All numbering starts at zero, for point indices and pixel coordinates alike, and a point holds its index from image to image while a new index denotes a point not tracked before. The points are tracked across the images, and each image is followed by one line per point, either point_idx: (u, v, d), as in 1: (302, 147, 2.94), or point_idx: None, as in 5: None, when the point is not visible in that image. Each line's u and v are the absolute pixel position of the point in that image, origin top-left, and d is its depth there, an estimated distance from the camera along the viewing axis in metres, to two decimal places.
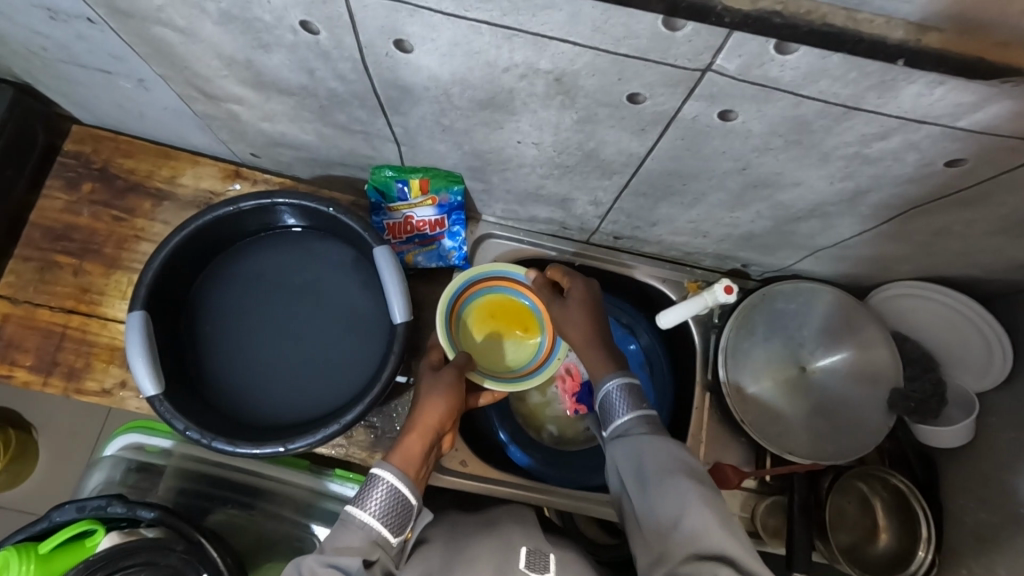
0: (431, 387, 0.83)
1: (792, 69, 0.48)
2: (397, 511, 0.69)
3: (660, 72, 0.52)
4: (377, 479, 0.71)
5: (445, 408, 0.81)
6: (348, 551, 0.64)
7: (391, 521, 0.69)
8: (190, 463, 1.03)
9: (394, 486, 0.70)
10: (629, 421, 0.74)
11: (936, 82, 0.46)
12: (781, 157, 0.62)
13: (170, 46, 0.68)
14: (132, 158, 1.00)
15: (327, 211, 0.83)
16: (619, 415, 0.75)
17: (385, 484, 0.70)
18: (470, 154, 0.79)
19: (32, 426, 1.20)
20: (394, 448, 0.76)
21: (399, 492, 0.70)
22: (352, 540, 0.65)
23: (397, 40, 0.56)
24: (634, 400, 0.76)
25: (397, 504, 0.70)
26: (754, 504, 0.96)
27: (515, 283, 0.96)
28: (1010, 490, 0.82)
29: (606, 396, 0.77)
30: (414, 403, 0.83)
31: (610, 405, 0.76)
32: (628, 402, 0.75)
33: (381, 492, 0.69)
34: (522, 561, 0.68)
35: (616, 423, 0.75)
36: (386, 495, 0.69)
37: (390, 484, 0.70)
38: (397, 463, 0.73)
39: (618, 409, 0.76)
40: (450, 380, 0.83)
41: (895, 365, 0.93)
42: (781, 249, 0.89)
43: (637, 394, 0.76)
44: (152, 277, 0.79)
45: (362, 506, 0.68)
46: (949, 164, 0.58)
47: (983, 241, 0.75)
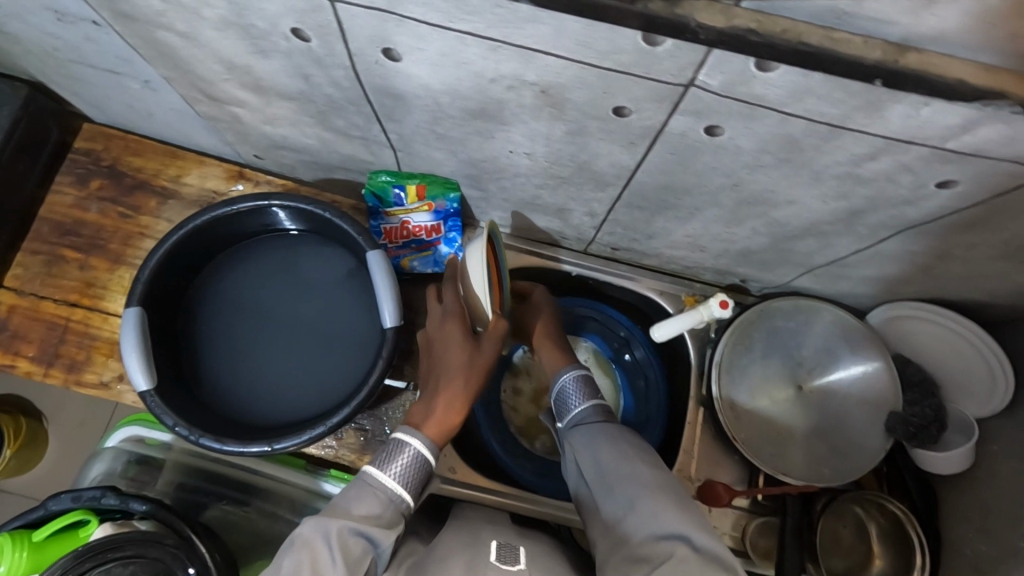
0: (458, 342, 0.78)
1: (777, 87, 0.47)
2: (418, 475, 0.69)
3: (646, 86, 0.51)
4: (402, 446, 0.70)
5: (481, 378, 0.78)
6: (373, 519, 0.63)
7: (413, 486, 0.68)
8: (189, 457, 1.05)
9: (420, 454, 0.70)
10: (585, 413, 0.74)
11: (922, 103, 0.45)
12: (773, 175, 0.61)
13: (171, 49, 0.69)
14: (142, 157, 1.02)
15: (322, 215, 0.84)
16: (573, 406, 0.75)
17: (411, 452, 0.69)
18: (466, 163, 0.79)
19: (42, 415, 1.23)
20: (420, 413, 0.75)
21: (422, 460, 0.70)
22: (378, 508, 0.64)
23: (385, 48, 0.56)
24: (589, 389, 0.76)
25: (420, 473, 0.70)
26: (745, 523, 0.94)
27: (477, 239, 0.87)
28: (1009, 522, 0.79)
29: (561, 387, 0.78)
30: (443, 359, 0.79)
31: (566, 400, 0.77)
32: (583, 391, 0.76)
33: (406, 461, 0.69)
34: (492, 555, 0.65)
35: (570, 416, 0.75)
36: (411, 464, 0.69)
37: (415, 451, 0.70)
38: (428, 429, 0.72)
39: (572, 401, 0.76)
40: (491, 352, 0.79)
41: (896, 388, 0.90)
42: (781, 266, 0.87)
43: (591, 383, 0.77)
44: (150, 274, 0.81)
45: (384, 470, 0.68)
46: (942, 188, 0.56)
47: (985, 265, 0.73)
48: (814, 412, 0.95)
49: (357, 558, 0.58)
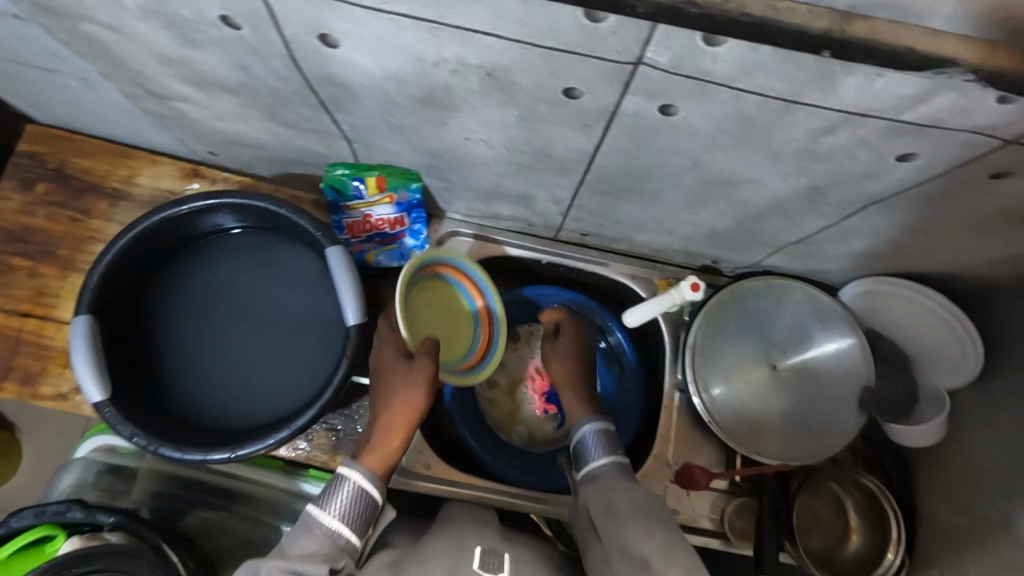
0: (405, 374, 0.79)
1: (726, 61, 0.45)
2: (361, 511, 0.68)
3: (593, 66, 0.49)
4: (343, 480, 0.69)
5: (422, 401, 0.78)
6: (310, 557, 0.60)
7: (356, 522, 0.66)
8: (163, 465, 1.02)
9: (361, 487, 0.68)
10: (600, 467, 0.73)
11: (875, 73, 0.43)
12: (731, 154, 0.59)
13: (102, 43, 0.65)
14: (90, 157, 0.98)
15: (278, 211, 0.81)
16: (592, 459, 0.75)
17: (352, 484, 0.68)
18: (422, 152, 0.76)
19: (14, 426, 1.17)
20: (364, 446, 0.74)
21: (365, 494, 0.68)
22: (316, 545, 0.62)
23: (321, 35, 0.53)
24: (609, 447, 0.76)
25: (363, 507, 0.68)
26: (723, 505, 0.94)
27: (459, 271, 0.93)
28: (980, 492, 0.80)
29: (582, 439, 0.77)
30: (384, 389, 0.80)
31: (586, 452, 0.76)
32: (602, 446, 0.75)
33: (347, 494, 0.67)
34: (477, 561, 0.64)
35: (589, 467, 0.75)
36: (353, 497, 0.67)
37: (356, 485, 0.68)
38: (368, 462, 0.72)
39: (591, 454, 0.75)
40: (425, 371, 0.80)
41: (869, 367, 0.91)
42: (749, 246, 0.86)
43: (610, 440, 0.77)
44: (98, 280, 0.77)
45: (324, 507, 0.66)
46: (901, 160, 0.55)
47: (950, 237, 0.72)
48: (788, 390, 0.95)
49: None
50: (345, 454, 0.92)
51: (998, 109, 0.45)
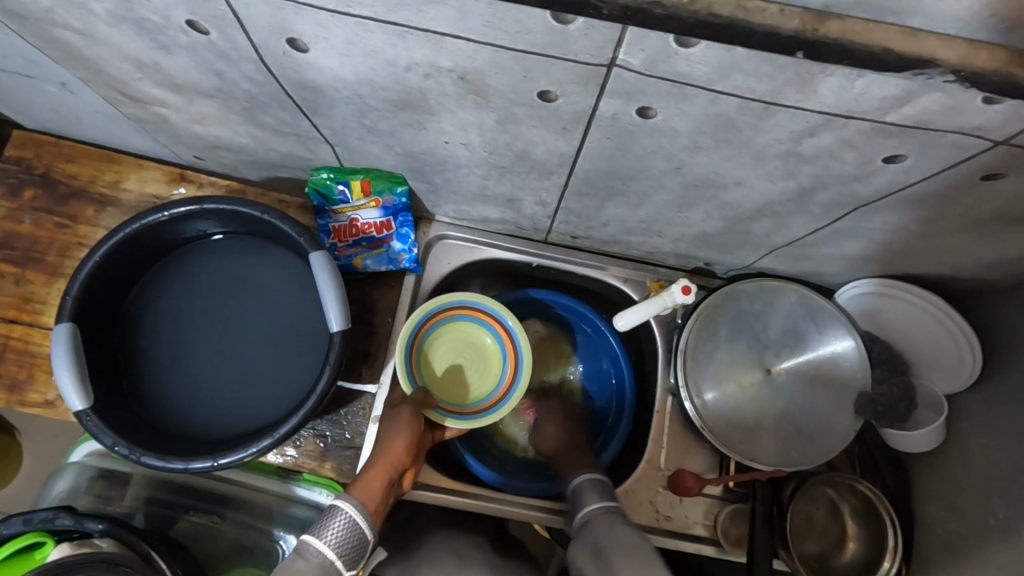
0: (392, 426, 0.79)
1: (700, 63, 0.44)
2: (354, 545, 0.63)
3: (565, 68, 0.48)
4: (334, 513, 0.64)
5: (408, 443, 0.78)
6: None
7: (347, 555, 0.62)
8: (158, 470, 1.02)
9: (353, 519, 0.64)
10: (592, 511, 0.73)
11: (855, 74, 0.42)
12: (714, 156, 0.58)
13: (77, 49, 0.64)
14: (76, 163, 0.97)
15: (260, 217, 0.80)
16: (586, 502, 0.76)
17: (345, 516, 0.64)
18: (404, 156, 0.75)
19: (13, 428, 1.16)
20: (354, 485, 0.70)
21: (360, 526, 0.64)
22: (305, 569, 0.59)
23: (290, 39, 0.52)
24: (602, 491, 0.77)
25: (357, 541, 0.63)
26: (717, 512, 0.92)
27: (476, 309, 0.94)
28: (978, 500, 0.78)
29: (575, 485, 0.81)
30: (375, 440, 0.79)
31: (579, 498, 0.78)
32: (597, 490, 0.77)
33: (341, 523, 0.63)
34: None
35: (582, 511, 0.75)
36: (347, 527, 0.63)
37: (351, 517, 0.64)
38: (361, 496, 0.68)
39: (586, 498, 0.77)
40: (409, 417, 0.80)
41: (865, 371, 0.89)
42: (740, 248, 0.84)
43: (604, 487, 0.78)
44: (80, 287, 0.76)
45: (318, 535, 0.62)
46: (889, 162, 0.53)
47: (945, 239, 0.70)
48: (783, 394, 0.93)
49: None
50: (333, 460, 0.91)
51: (986, 110, 0.43)
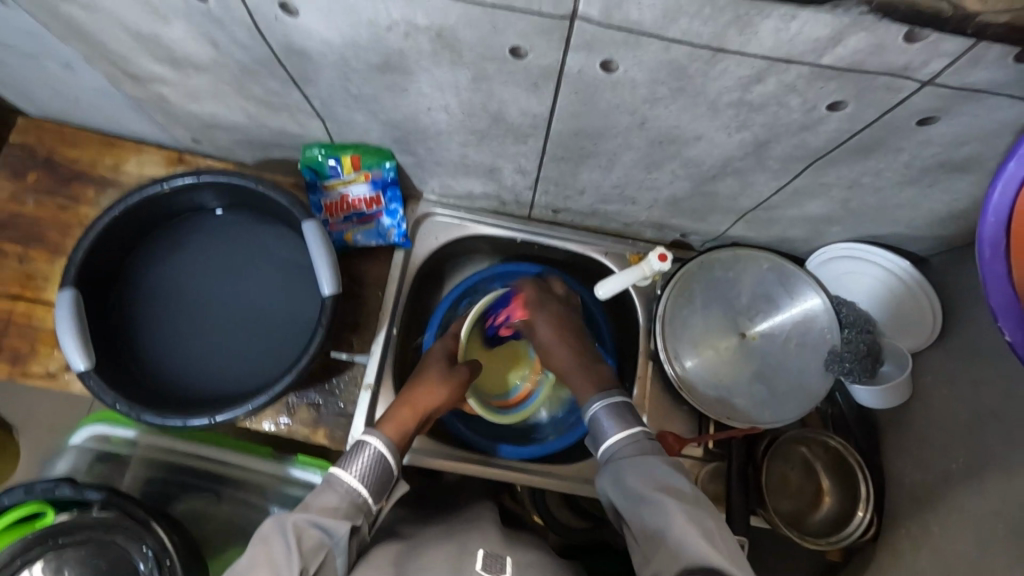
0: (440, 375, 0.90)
1: (650, 9, 0.49)
2: (379, 478, 0.75)
3: (530, 20, 0.52)
4: (365, 447, 0.75)
5: (444, 397, 0.89)
6: (332, 513, 0.68)
7: (373, 486, 0.74)
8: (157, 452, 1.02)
9: (381, 455, 0.75)
10: (618, 443, 0.73)
11: (788, 15, 0.47)
12: (674, 110, 0.62)
13: (82, 24, 0.69)
14: (77, 147, 1.01)
15: (254, 188, 0.84)
16: (607, 434, 0.74)
17: (374, 453, 0.75)
18: (390, 126, 0.79)
19: (10, 426, 1.19)
20: (383, 421, 0.82)
21: (383, 457, 0.76)
22: (336, 501, 0.70)
23: (280, 2, 0.57)
24: (622, 418, 0.75)
25: (380, 471, 0.75)
26: (696, 469, 0.94)
27: None
28: (940, 446, 0.82)
29: (591, 414, 0.77)
30: (414, 380, 0.90)
31: (599, 427, 0.76)
32: (615, 419, 0.75)
33: (367, 457, 0.75)
34: (479, 563, 0.67)
35: (604, 445, 0.74)
36: (371, 460, 0.75)
37: (376, 451, 0.75)
38: (387, 432, 0.79)
39: (605, 429, 0.75)
40: (457, 375, 0.91)
41: (832, 329, 0.93)
42: (712, 214, 0.89)
43: (622, 411, 0.76)
44: (81, 256, 0.79)
45: (347, 468, 0.73)
46: (831, 108, 0.58)
47: (898, 194, 0.75)
48: (758, 356, 0.97)
49: (313, 547, 0.63)
50: (326, 427, 0.94)
51: (908, 47, 0.48)
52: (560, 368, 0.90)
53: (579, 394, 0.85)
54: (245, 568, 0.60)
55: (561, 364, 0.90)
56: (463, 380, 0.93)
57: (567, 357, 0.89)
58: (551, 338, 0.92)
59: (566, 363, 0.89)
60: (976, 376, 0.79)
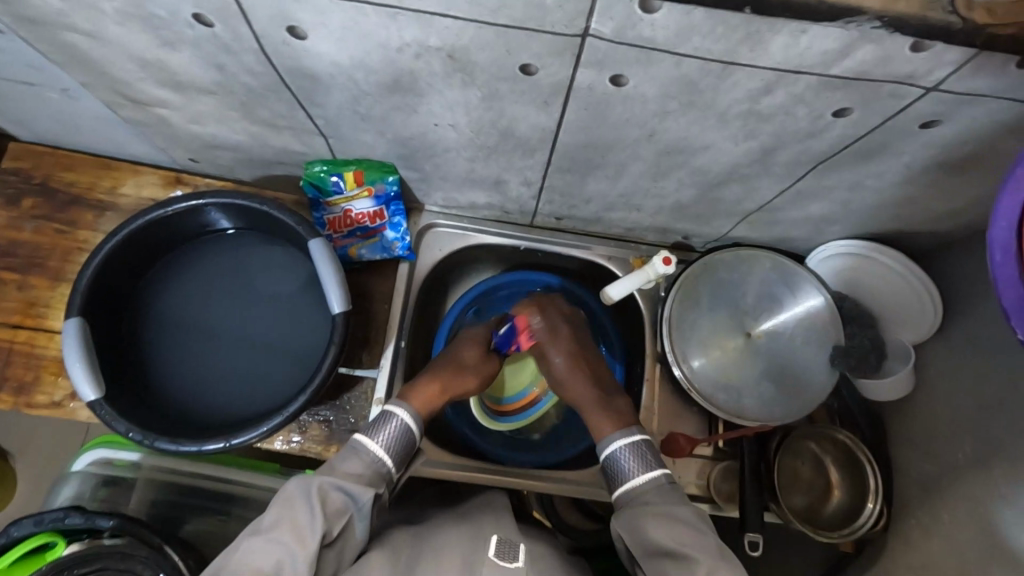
0: (478, 360, 0.93)
1: (663, 28, 0.49)
2: (403, 446, 0.78)
3: (543, 41, 0.53)
4: (392, 416, 0.78)
5: (475, 382, 0.91)
6: (357, 479, 0.71)
7: (397, 454, 0.77)
8: (161, 473, 1.02)
9: (405, 424, 0.78)
10: (641, 485, 0.75)
11: (799, 31, 0.48)
12: (684, 120, 0.63)
13: (82, 51, 0.68)
14: (73, 171, 1.00)
15: (259, 208, 0.83)
16: (631, 475, 0.76)
17: (400, 422, 0.78)
18: (396, 143, 0.79)
19: (6, 453, 1.17)
20: (410, 392, 0.84)
21: (408, 429, 0.78)
22: (362, 468, 0.73)
23: (290, 27, 0.57)
24: (643, 459, 0.77)
25: (405, 441, 0.78)
26: (709, 470, 0.97)
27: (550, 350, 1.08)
28: (947, 436, 0.84)
29: (615, 455, 0.78)
30: (448, 355, 0.92)
31: (620, 468, 0.78)
32: (637, 461, 0.77)
33: (393, 428, 0.77)
34: (491, 550, 0.68)
35: (626, 485, 0.76)
36: (397, 431, 0.77)
37: (402, 422, 0.78)
38: (412, 404, 0.82)
39: (628, 471, 0.77)
40: (493, 364, 0.95)
41: (835, 326, 0.95)
42: (715, 218, 0.90)
43: (644, 452, 0.78)
44: (87, 283, 0.79)
45: (372, 437, 0.76)
46: (838, 116, 0.59)
47: (900, 194, 0.76)
48: (764, 355, 0.98)
49: (336, 510, 0.67)
50: (339, 444, 0.93)
51: (914, 57, 0.49)
52: (579, 403, 0.89)
53: (596, 427, 0.84)
54: (270, 525, 0.63)
55: (579, 398, 0.89)
56: (492, 372, 0.95)
57: (586, 389, 0.89)
58: (566, 372, 0.91)
59: (587, 396, 0.88)
60: (979, 367, 0.81)
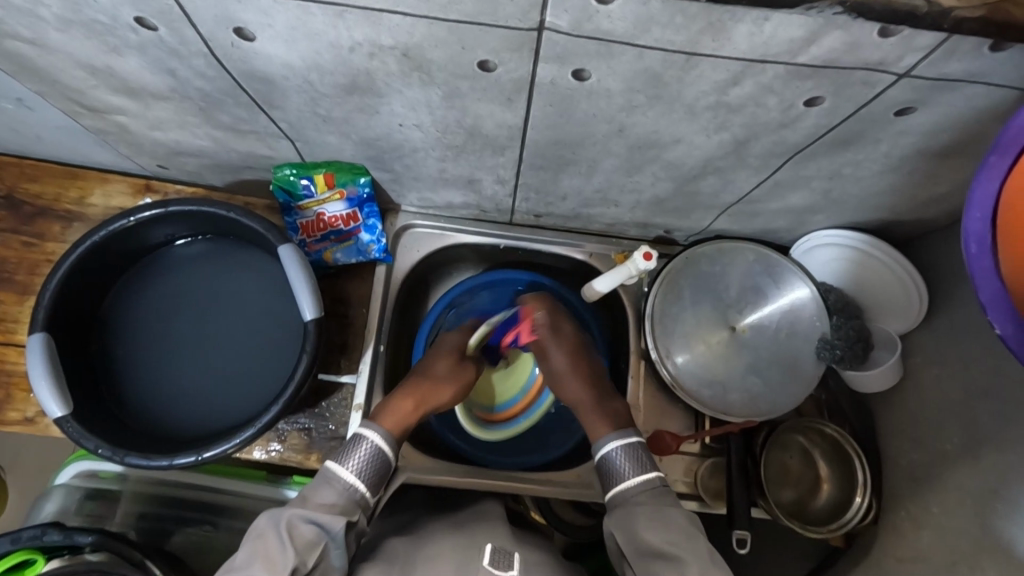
0: (454, 374, 0.91)
1: (620, 19, 0.47)
2: (376, 469, 0.76)
3: (499, 36, 0.51)
4: (362, 439, 0.77)
5: (453, 394, 0.90)
6: (330, 508, 0.69)
7: (370, 479, 0.75)
8: (148, 483, 1.00)
9: (377, 445, 0.76)
10: (635, 487, 0.73)
11: (762, 18, 0.46)
12: (651, 114, 0.61)
13: (29, 59, 0.66)
14: (37, 181, 0.97)
15: (226, 215, 0.81)
16: (626, 476, 0.75)
17: (370, 444, 0.76)
18: (363, 144, 0.77)
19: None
20: (382, 413, 0.83)
21: (380, 451, 0.77)
22: (334, 497, 0.71)
23: (235, 29, 0.54)
24: (638, 461, 0.75)
25: (378, 464, 0.76)
26: (697, 468, 0.95)
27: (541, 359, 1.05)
28: (934, 426, 0.82)
29: (609, 456, 0.77)
30: (431, 366, 0.91)
31: (616, 468, 0.76)
32: (633, 464, 0.75)
33: (365, 451, 0.76)
34: (486, 559, 0.68)
35: (617, 487, 0.74)
36: (369, 454, 0.76)
37: (374, 445, 0.76)
38: (384, 425, 0.81)
39: (622, 472, 0.75)
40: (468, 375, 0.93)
41: (821, 318, 0.93)
42: (694, 211, 0.88)
43: (640, 455, 0.76)
44: (50, 299, 0.76)
45: (343, 463, 0.74)
46: (809, 105, 0.57)
47: (880, 182, 0.74)
48: (749, 349, 0.96)
49: (308, 543, 0.65)
50: (320, 452, 0.92)
51: (883, 43, 0.48)
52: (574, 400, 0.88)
53: (593, 430, 0.83)
54: (242, 562, 0.63)
55: (574, 397, 0.88)
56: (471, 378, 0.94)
57: (582, 389, 0.88)
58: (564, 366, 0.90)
59: (582, 396, 0.87)
60: (965, 357, 0.79)
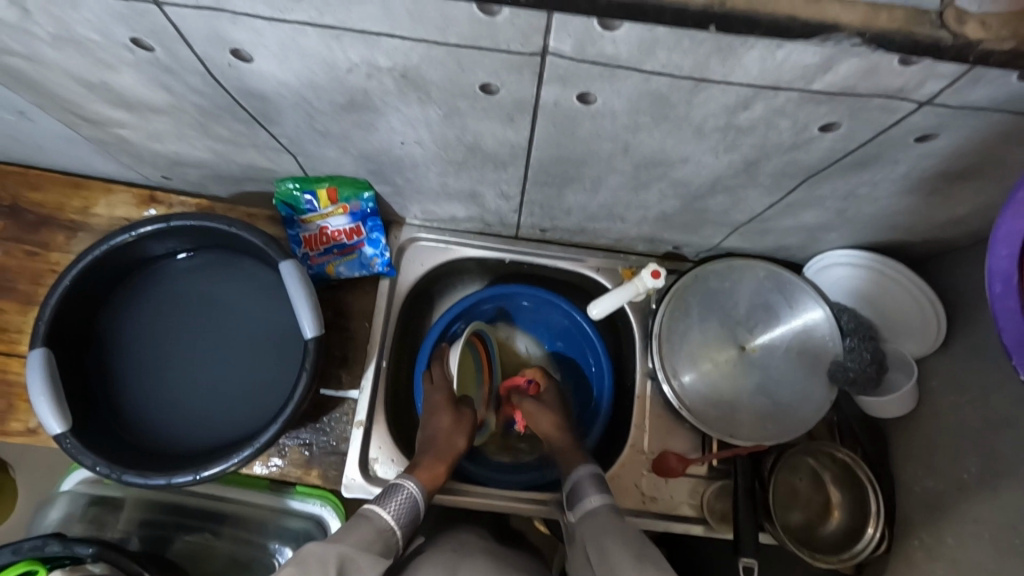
0: (455, 420, 0.92)
1: (625, 44, 0.45)
2: (410, 520, 0.75)
3: (499, 58, 0.49)
4: (401, 488, 0.78)
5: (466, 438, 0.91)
6: (370, 545, 0.68)
7: (404, 528, 0.74)
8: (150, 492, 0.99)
9: (415, 495, 0.78)
10: (594, 510, 0.76)
11: (773, 45, 0.43)
12: (657, 135, 0.59)
13: (28, 75, 0.65)
14: (42, 190, 0.97)
15: (226, 229, 0.80)
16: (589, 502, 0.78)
17: (408, 495, 0.77)
18: (364, 159, 0.75)
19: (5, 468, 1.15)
20: (416, 467, 0.83)
21: (416, 502, 0.77)
22: (374, 535, 0.70)
23: (231, 49, 0.53)
24: (601, 491, 0.79)
25: (412, 516, 0.76)
26: (703, 490, 0.93)
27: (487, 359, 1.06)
28: (949, 455, 0.79)
29: (578, 484, 0.81)
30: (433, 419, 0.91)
31: (581, 496, 0.80)
32: (595, 490, 0.79)
33: (404, 499, 0.76)
34: None
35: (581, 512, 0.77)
36: (407, 502, 0.76)
37: (411, 494, 0.78)
38: (420, 479, 0.81)
39: (585, 498, 0.79)
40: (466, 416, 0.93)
41: (834, 338, 0.91)
42: (704, 229, 0.86)
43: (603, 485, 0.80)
44: (51, 313, 0.76)
45: (384, 506, 0.74)
46: (824, 129, 0.55)
47: (899, 204, 0.71)
48: (759, 369, 0.95)
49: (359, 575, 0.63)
50: (319, 467, 0.91)
51: (902, 70, 0.45)
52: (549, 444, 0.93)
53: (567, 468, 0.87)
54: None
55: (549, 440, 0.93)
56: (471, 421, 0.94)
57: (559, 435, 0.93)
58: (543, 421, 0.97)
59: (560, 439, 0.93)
60: (983, 387, 0.76)
